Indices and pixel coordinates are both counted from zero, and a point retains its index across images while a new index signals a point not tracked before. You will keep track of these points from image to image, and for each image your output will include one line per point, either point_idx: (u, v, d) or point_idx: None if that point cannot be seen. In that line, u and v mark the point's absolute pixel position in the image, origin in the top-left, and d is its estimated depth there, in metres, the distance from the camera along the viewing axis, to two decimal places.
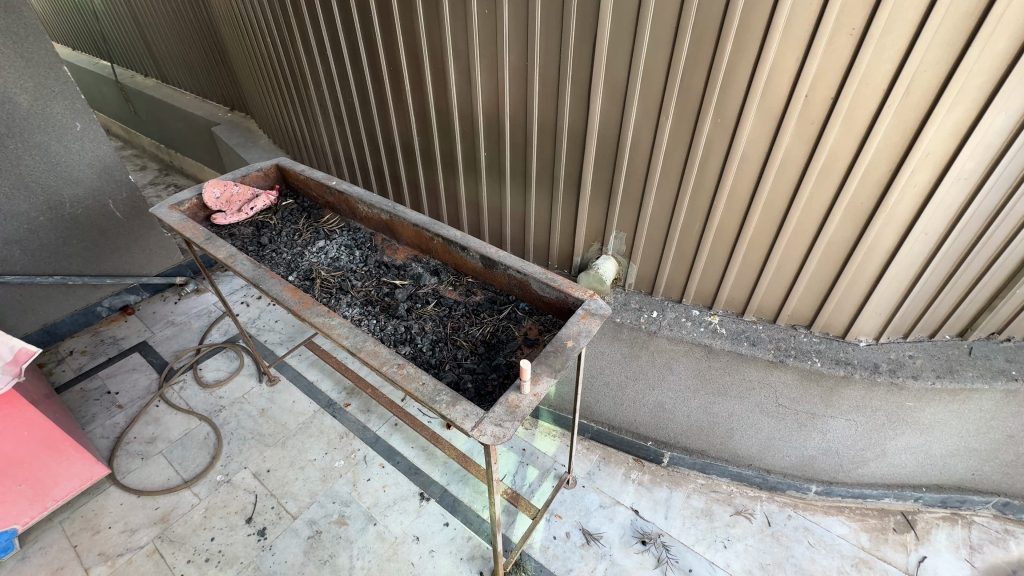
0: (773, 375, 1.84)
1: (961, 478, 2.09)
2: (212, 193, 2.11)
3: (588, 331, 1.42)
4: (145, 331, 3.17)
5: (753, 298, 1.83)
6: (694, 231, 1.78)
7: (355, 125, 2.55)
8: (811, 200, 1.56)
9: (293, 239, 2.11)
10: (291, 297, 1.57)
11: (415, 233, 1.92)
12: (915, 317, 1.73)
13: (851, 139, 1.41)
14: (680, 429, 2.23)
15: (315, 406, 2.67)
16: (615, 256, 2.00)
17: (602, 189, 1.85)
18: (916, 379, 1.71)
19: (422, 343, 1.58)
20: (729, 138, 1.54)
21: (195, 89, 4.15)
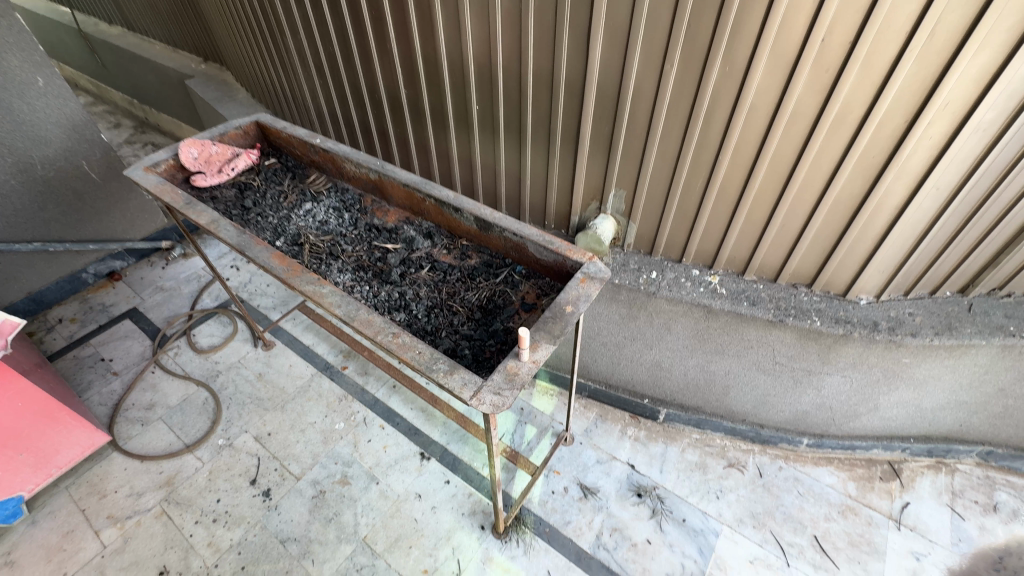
0: (772, 333, 1.83)
1: (949, 429, 2.14)
2: (189, 152, 1.99)
3: (587, 296, 1.38)
4: (135, 297, 3.10)
5: (755, 257, 1.79)
6: (697, 188, 1.71)
7: (338, 76, 2.38)
8: (821, 154, 1.48)
9: (278, 201, 2.02)
10: (278, 264, 1.51)
11: (406, 193, 1.83)
12: (918, 274, 1.70)
13: (867, 88, 1.33)
14: (676, 387, 2.25)
15: (312, 369, 2.67)
16: (613, 215, 1.94)
17: (602, 144, 1.76)
18: (914, 337, 1.70)
19: (417, 310, 1.55)
20: (737, 88, 1.44)
21: (164, 37, 3.87)
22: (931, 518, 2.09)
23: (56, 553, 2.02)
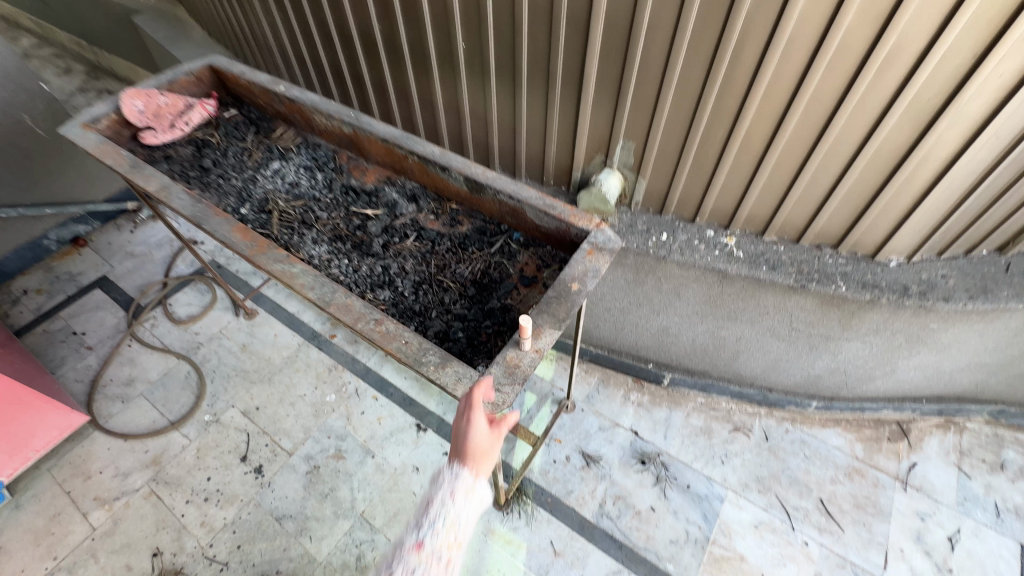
0: (791, 299, 1.69)
1: (963, 389, 2.06)
2: (133, 105, 1.72)
3: (596, 271, 1.21)
4: (104, 265, 2.89)
5: (777, 216, 1.62)
6: (717, 139, 1.50)
7: (300, 9, 2.06)
8: (867, 97, 1.27)
9: (241, 160, 1.79)
10: (241, 240, 1.31)
11: (385, 150, 1.61)
12: (956, 233, 1.54)
13: (934, 15, 1.10)
14: (683, 352, 2.14)
15: (299, 339, 2.53)
16: (619, 169, 1.73)
17: (609, 88, 1.53)
18: (946, 302, 1.55)
19: (403, 287, 1.38)
20: (775, 17, 1.20)
21: None
22: (937, 478, 2.07)
23: (45, 537, 1.96)
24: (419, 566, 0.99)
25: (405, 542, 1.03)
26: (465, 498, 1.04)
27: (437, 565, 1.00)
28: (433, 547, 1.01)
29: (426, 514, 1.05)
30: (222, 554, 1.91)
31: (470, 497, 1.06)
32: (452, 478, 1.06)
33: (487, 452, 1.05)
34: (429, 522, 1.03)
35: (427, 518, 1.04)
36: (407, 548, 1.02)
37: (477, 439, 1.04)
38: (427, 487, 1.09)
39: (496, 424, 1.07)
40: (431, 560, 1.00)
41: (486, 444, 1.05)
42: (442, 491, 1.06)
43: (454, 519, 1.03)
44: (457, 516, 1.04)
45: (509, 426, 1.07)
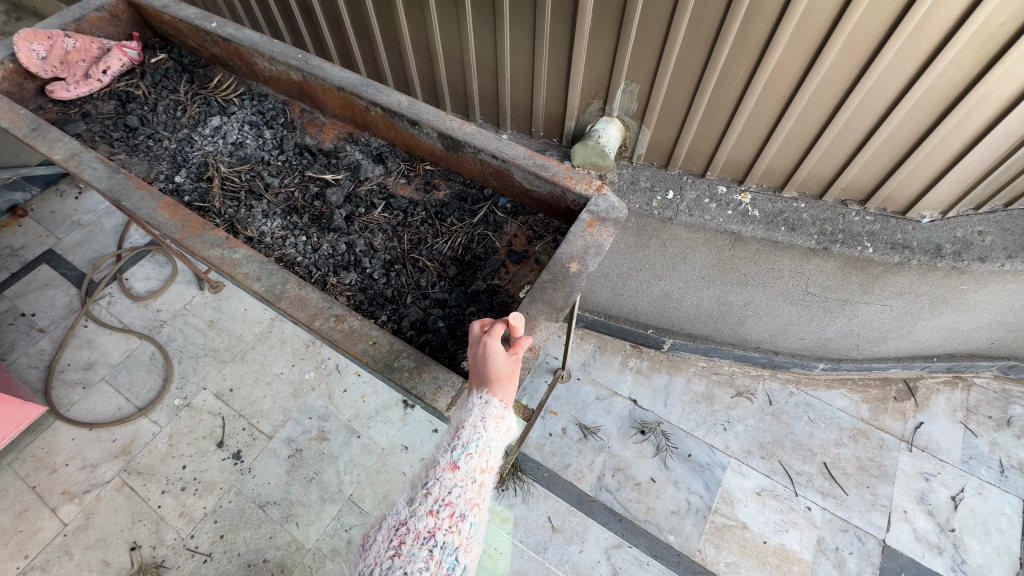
0: (810, 263, 1.52)
1: (977, 346, 1.96)
2: (33, 51, 1.40)
3: (598, 247, 1.01)
4: (48, 237, 2.62)
5: (800, 169, 1.41)
6: (737, 79, 1.26)
7: None
8: (926, 22, 1.03)
9: (174, 117, 1.50)
10: (170, 219, 1.09)
11: (342, 101, 1.35)
12: (999, 185, 1.34)
13: None
14: (686, 316, 2.00)
15: (271, 313, 2.34)
16: (619, 117, 1.49)
17: (609, 16, 1.26)
18: (983, 262, 1.41)
19: (372, 268, 1.18)
20: None
21: None
22: (943, 437, 2.01)
23: (13, 535, 1.85)
24: (454, 485, 0.80)
25: (436, 458, 0.84)
26: (500, 419, 0.84)
27: (474, 485, 0.81)
28: (468, 464, 0.81)
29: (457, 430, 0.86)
30: (204, 544, 1.82)
31: (507, 420, 0.85)
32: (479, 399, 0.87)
33: (513, 374, 0.85)
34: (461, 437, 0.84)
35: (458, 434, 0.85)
36: (438, 465, 0.82)
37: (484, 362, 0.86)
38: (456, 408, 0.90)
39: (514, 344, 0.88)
40: (468, 478, 0.81)
41: (500, 371, 0.85)
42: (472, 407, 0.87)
43: (492, 436, 0.83)
44: (495, 432, 0.84)
45: (525, 345, 0.85)
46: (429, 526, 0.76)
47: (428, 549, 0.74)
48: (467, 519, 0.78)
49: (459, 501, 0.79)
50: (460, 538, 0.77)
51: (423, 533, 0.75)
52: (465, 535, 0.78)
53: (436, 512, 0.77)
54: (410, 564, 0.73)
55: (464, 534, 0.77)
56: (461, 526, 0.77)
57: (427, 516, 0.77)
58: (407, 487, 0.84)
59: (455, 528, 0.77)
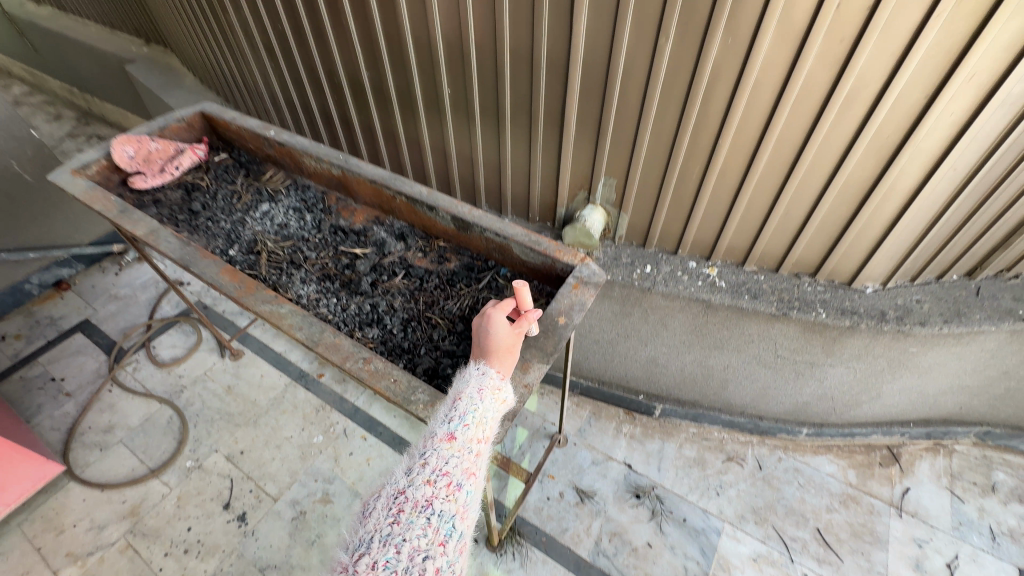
0: (774, 327, 1.72)
1: (948, 411, 2.09)
2: (124, 151, 1.74)
3: (581, 304, 1.23)
4: (86, 308, 2.85)
5: (755, 247, 1.67)
6: (694, 175, 1.57)
7: (291, 59, 2.14)
8: (830, 136, 1.35)
9: (231, 203, 1.80)
10: (229, 281, 1.32)
11: (373, 191, 1.65)
12: (925, 260, 1.61)
13: (885, 61, 1.18)
14: (673, 381, 2.15)
15: (285, 379, 2.50)
16: (602, 205, 1.79)
17: (589, 128, 1.60)
18: (924, 325, 1.60)
19: (392, 324, 1.38)
20: (741, 63, 1.29)
21: (99, 18, 3.53)
22: (932, 502, 2.06)
23: None
24: (451, 456, 0.91)
25: (434, 432, 0.95)
26: (496, 391, 1.00)
27: (469, 456, 0.92)
28: (464, 436, 0.94)
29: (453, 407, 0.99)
30: None
31: (503, 392, 1.01)
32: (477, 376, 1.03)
33: (512, 336, 1.08)
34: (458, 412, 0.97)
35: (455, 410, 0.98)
36: (435, 438, 0.94)
37: (501, 339, 1.08)
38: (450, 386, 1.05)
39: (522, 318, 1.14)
40: (464, 449, 0.92)
41: (515, 343, 1.09)
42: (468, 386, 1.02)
43: (486, 409, 0.98)
44: (488, 406, 0.98)
45: (540, 317, 1.12)
46: (427, 494, 0.85)
47: (426, 516, 0.83)
48: (463, 488, 0.89)
49: (455, 471, 0.89)
50: (457, 505, 0.87)
51: (421, 502, 0.84)
52: (460, 503, 0.87)
53: (434, 481, 0.87)
54: (409, 529, 0.80)
55: (460, 502, 0.87)
56: (457, 494, 0.87)
57: (425, 486, 0.86)
58: (404, 462, 0.93)
59: (452, 496, 0.87)
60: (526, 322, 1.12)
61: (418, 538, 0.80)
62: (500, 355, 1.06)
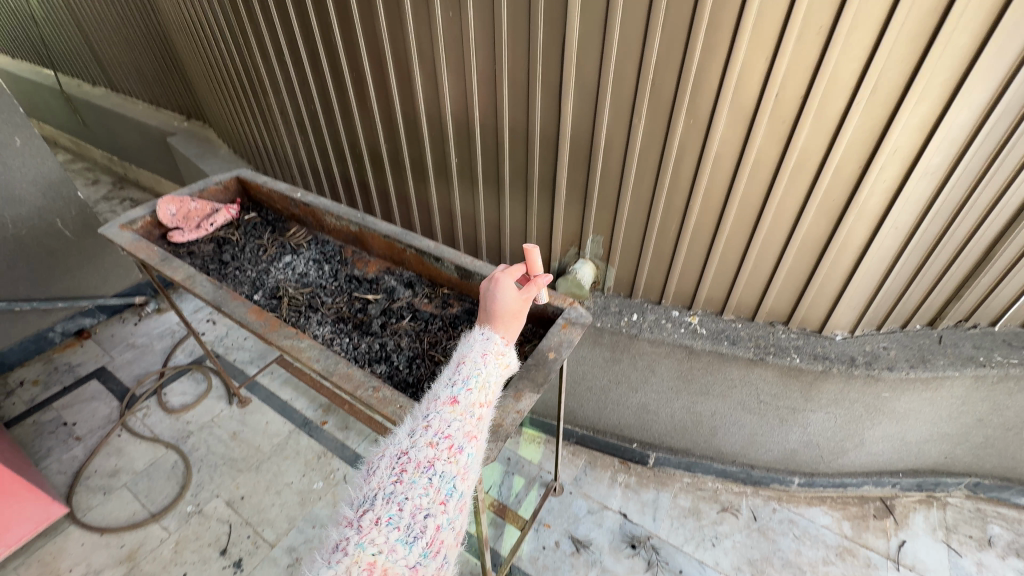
0: (754, 372, 1.84)
1: (935, 461, 2.14)
2: (167, 209, 1.99)
3: (569, 341, 1.38)
4: (104, 356, 2.99)
5: (731, 297, 1.84)
6: (671, 232, 1.77)
7: (319, 133, 2.45)
8: (785, 199, 1.56)
9: (257, 255, 2.00)
10: (255, 319, 1.48)
11: (386, 244, 1.85)
12: (886, 310, 1.76)
13: (821, 137, 1.41)
14: (664, 429, 2.23)
15: (289, 426, 2.57)
16: (592, 260, 1.98)
17: (577, 191, 1.83)
18: (890, 370, 1.73)
19: (398, 361, 1.51)
20: (702, 139, 1.53)
21: (148, 98, 3.98)
22: (929, 556, 2.06)
23: None
24: (453, 419, 1.00)
25: (438, 397, 1.05)
26: (499, 355, 1.14)
27: (470, 420, 1.01)
28: (466, 401, 1.03)
29: (459, 373, 1.09)
30: None
31: (506, 357, 1.15)
32: (484, 343, 1.16)
33: (518, 298, 1.23)
34: (463, 379, 1.08)
35: (460, 376, 1.08)
36: (439, 402, 1.03)
37: (513, 303, 1.23)
38: (456, 353, 1.16)
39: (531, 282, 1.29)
40: (465, 413, 1.01)
41: (526, 304, 1.25)
42: (474, 354, 1.13)
43: (488, 373, 1.10)
44: (492, 369, 1.11)
45: (548, 281, 1.28)
46: (429, 456, 0.93)
47: (428, 476, 0.91)
48: (464, 451, 0.97)
49: (456, 434, 0.98)
50: (457, 466, 0.95)
51: (423, 463, 0.92)
52: (461, 464, 0.95)
53: (436, 443, 0.95)
54: (411, 488, 0.89)
55: (461, 463, 0.95)
56: (458, 456, 0.95)
57: (428, 448, 0.94)
58: (408, 424, 1.02)
59: (453, 459, 0.95)
60: (534, 287, 1.27)
61: (420, 496, 0.88)
62: (511, 318, 1.21)
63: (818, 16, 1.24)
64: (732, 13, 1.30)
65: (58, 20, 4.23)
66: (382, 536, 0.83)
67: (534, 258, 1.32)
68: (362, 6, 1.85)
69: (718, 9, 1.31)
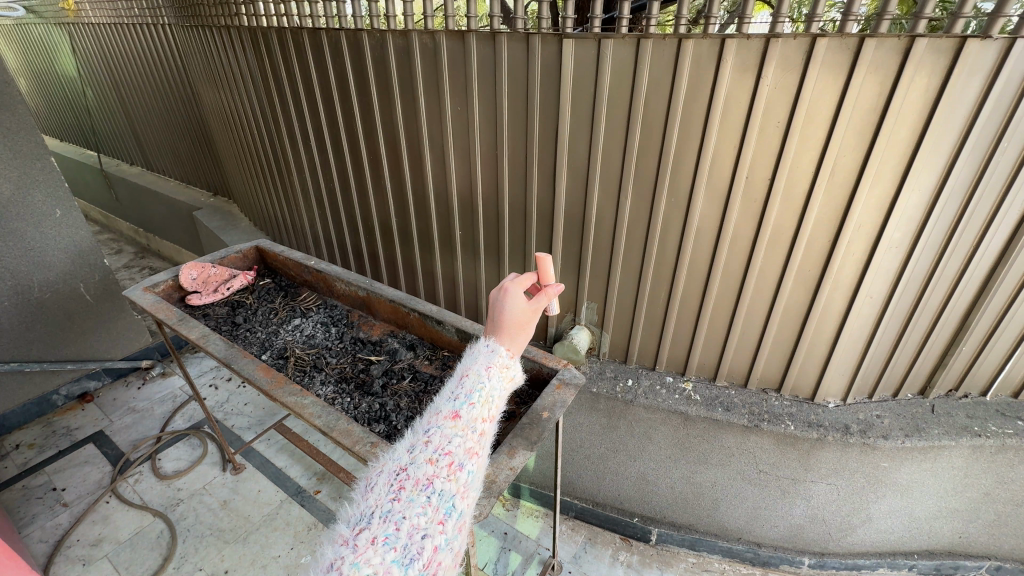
0: (750, 440, 1.84)
1: (950, 541, 2.05)
2: (189, 274, 2.14)
3: (563, 402, 1.42)
4: (103, 419, 2.99)
5: (722, 363, 1.90)
6: (661, 299, 1.87)
7: (336, 208, 2.67)
8: (765, 269, 1.67)
9: (269, 317, 2.10)
10: (263, 376, 1.55)
11: (391, 308, 1.96)
12: (875, 377, 1.80)
13: (791, 214, 1.55)
14: (665, 501, 2.18)
15: (281, 495, 2.51)
16: (587, 326, 2.06)
17: (572, 261, 1.97)
18: (886, 438, 1.72)
19: (397, 421, 1.54)
20: (684, 215, 1.68)
21: (181, 176, 4.33)
22: None
23: None
24: (454, 435, 0.99)
25: (440, 411, 1.04)
26: (504, 368, 1.10)
27: (472, 436, 1.00)
28: (468, 416, 1.02)
29: (462, 387, 1.07)
30: None
31: (510, 370, 1.11)
32: (488, 355, 1.12)
33: (526, 314, 1.16)
34: (465, 393, 1.05)
35: (463, 390, 1.06)
36: (440, 417, 1.02)
37: (520, 314, 1.16)
38: (460, 363, 1.13)
39: (542, 291, 1.21)
40: (467, 429, 1.00)
41: (534, 315, 1.18)
42: (478, 366, 1.10)
43: (491, 387, 1.07)
44: (496, 382, 1.08)
45: (560, 292, 1.19)
46: (428, 474, 0.93)
47: (426, 494, 0.91)
48: (464, 469, 0.96)
49: (457, 451, 0.97)
50: (457, 485, 0.94)
51: (422, 481, 0.92)
52: (461, 483, 0.94)
53: (436, 460, 0.95)
54: (409, 507, 0.89)
55: (461, 481, 0.94)
56: (458, 474, 0.95)
57: (427, 465, 0.94)
58: (409, 438, 1.02)
59: (453, 477, 0.94)
60: (544, 297, 1.19)
61: (418, 515, 0.88)
62: (517, 330, 1.16)
63: (775, 113, 1.43)
64: (701, 110, 1.51)
65: (110, 110, 4.74)
66: (378, 557, 0.82)
67: (547, 265, 1.22)
68: (382, 101, 2.12)
69: (689, 107, 1.52)
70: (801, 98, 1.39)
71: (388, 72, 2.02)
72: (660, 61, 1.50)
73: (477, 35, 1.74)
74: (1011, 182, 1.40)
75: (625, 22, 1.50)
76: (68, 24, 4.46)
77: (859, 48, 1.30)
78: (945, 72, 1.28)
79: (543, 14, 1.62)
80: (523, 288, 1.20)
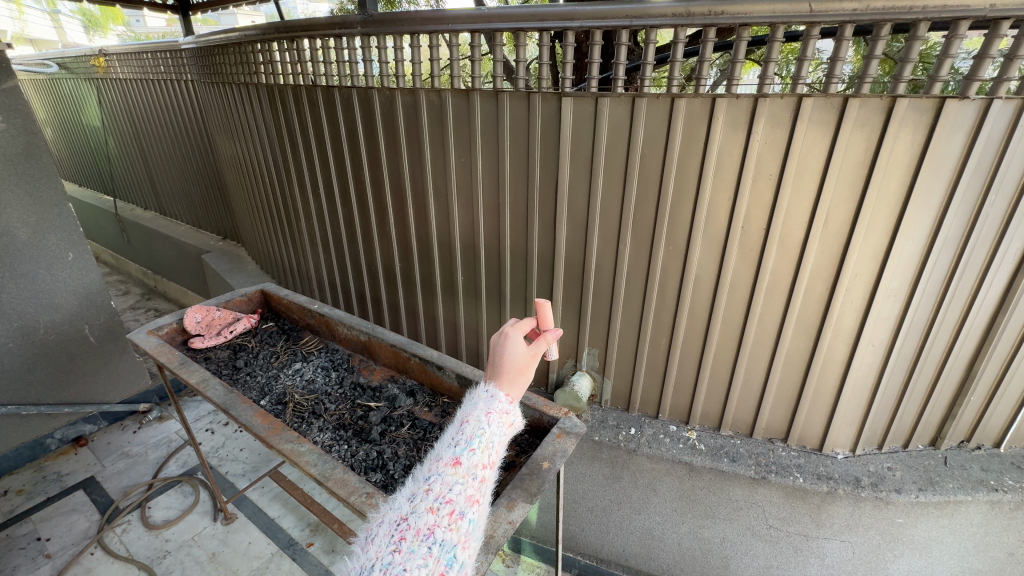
0: (759, 493, 1.77)
1: None
2: (193, 317, 2.16)
3: (564, 451, 1.38)
4: (95, 464, 2.93)
5: (726, 411, 1.87)
6: (662, 345, 1.87)
7: (342, 253, 2.73)
8: (764, 316, 1.68)
9: (269, 361, 2.10)
10: (260, 423, 1.53)
11: (392, 353, 1.96)
12: (884, 427, 1.76)
13: (788, 263, 1.58)
14: (672, 559, 2.09)
15: (272, 548, 2.42)
16: (588, 372, 2.06)
17: (573, 305, 1.98)
18: (899, 492, 1.65)
19: (394, 470, 1.51)
20: (682, 262, 1.71)
21: (192, 220, 4.46)
22: None
23: None
24: (455, 482, 0.97)
25: (441, 457, 1.02)
26: (503, 414, 1.08)
27: (473, 483, 0.98)
28: (468, 463, 1.00)
29: (462, 433, 1.05)
30: None
31: (510, 416, 1.09)
32: (487, 400, 1.09)
33: (528, 363, 1.15)
34: (465, 439, 1.03)
35: (463, 436, 1.04)
36: (441, 463, 1.00)
37: (521, 357, 1.15)
38: (460, 409, 1.11)
39: (541, 337, 1.21)
40: (467, 476, 0.98)
41: (535, 360, 1.17)
42: (478, 412, 1.07)
43: (491, 433, 1.04)
44: (496, 428, 1.06)
45: (559, 336, 1.18)
46: (429, 523, 0.91)
47: (427, 545, 0.89)
48: (465, 517, 0.93)
49: (457, 499, 0.95)
50: (458, 534, 0.91)
51: (423, 531, 0.91)
52: (462, 532, 0.92)
53: (437, 509, 0.93)
54: (410, 559, 0.86)
55: (462, 531, 0.92)
56: (459, 523, 0.93)
57: (428, 514, 0.92)
58: (409, 486, 1.00)
59: (453, 526, 0.92)
60: (545, 342, 1.18)
61: (418, 568, 0.86)
62: (517, 374, 1.14)
63: (767, 167, 1.49)
64: (696, 162, 1.57)
65: (129, 157, 4.95)
66: None
67: (546, 311, 1.24)
68: (389, 151, 2.21)
69: (683, 159, 1.58)
70: (791, 152, 1.44)
71: (396, 124, 2.12)
72: (654, 119, 1.57)
73: (481, 92, 1.84)
74: (1004, 230, 1.42)
75: (621, 83, 1.59)
76: (97, 78, 4.73)
77: (843, 107, 1.36)
78: (928, 129, 1.33)
79: (543, 74, 1.71)
80: (523, 333, 1.20)
